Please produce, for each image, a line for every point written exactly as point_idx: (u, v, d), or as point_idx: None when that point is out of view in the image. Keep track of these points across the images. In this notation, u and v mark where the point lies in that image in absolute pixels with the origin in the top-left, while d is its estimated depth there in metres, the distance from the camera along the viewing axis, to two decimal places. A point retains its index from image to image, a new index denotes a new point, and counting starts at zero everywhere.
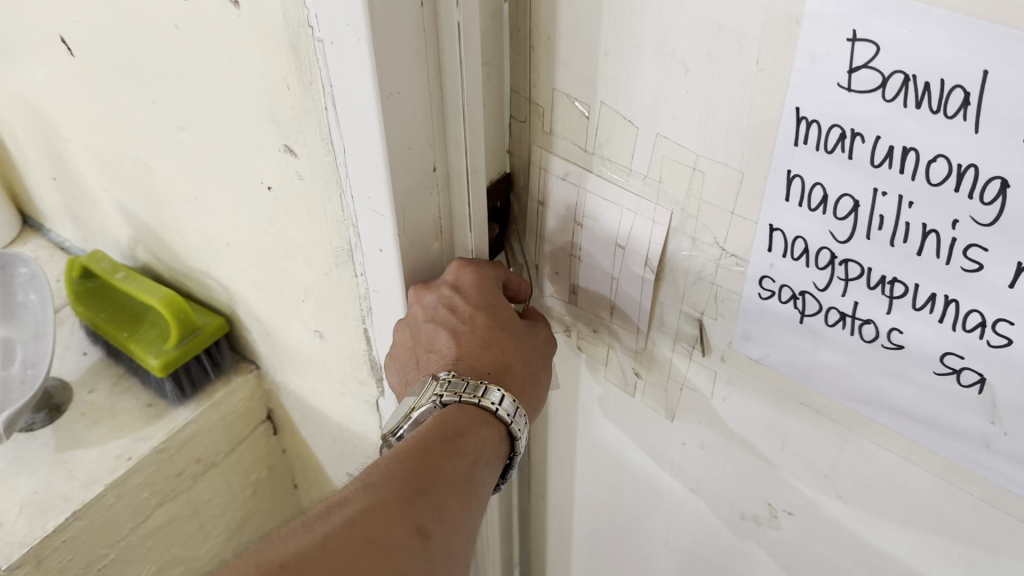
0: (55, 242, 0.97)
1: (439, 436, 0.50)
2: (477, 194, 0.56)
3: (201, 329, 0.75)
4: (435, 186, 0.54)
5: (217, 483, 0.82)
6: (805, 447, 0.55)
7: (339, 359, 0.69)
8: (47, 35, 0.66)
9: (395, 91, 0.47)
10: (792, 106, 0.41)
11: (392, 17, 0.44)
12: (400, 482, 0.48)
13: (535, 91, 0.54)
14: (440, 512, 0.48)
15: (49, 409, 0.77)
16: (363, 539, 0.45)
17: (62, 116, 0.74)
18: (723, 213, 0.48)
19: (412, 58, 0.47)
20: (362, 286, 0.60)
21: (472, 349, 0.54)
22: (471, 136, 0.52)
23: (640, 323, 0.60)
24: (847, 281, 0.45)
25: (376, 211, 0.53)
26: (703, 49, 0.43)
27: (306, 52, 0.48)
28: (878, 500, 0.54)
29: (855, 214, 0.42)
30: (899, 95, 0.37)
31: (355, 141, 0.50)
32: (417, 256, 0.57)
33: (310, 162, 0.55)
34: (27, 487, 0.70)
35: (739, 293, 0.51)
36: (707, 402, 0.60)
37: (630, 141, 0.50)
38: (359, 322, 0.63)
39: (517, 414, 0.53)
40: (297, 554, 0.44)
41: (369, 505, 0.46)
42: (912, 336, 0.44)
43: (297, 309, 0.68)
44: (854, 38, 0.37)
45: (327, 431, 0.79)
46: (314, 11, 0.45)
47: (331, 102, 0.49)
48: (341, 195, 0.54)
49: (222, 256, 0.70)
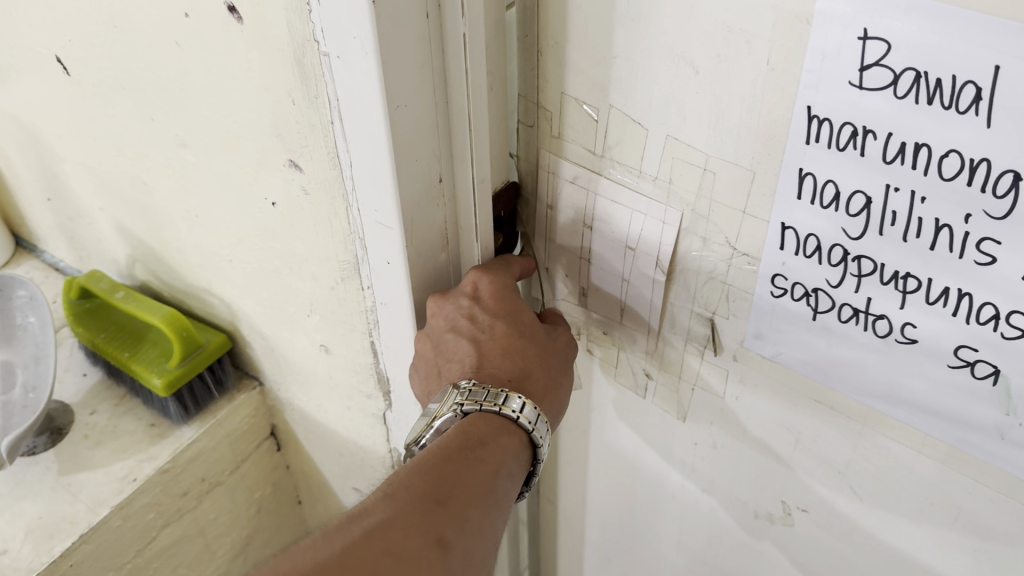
0: (50, 263, 0.96)
1: (459, 447, 0.50)
2: (483, 204, 0.55)
3: (203, 348, 0.74)
4: (441, 198, 0.54)
5: (222, 501, 0.81)
6: (818, 443, 0.56)
7: (345, 373, 0.68)
8: (42, 55, 0.66)
9: (402, 103, 0.47)
10: (803, 105, 0.41)
11: (398, 29, 0.44)
12: (420, 492, 0.47)
13: (545, 95, 0.54)
14: (462, 522, 0.47)
15: (51, 432, 0.76)
16: (382, 550, 0.45)
17: (57, 135, 0.73)
18: (734, 212, 0.48)
19: (416, 70, 0.47)
20: (369, 299, 0.60)
21: (492, 358, 0.54)
22: (477, 146, 0.52)
23: (651, 324, 0.60)
24: (860, 277, 0.45)
25: (383, 224, 0.53)
26: (713, 50, 0.43)
27: (312, 67, 0.48)
28: (893, 495, 0.54)
29: (867, 211, 0.42)
30: (911, 92, 0.37)
31: (362, 153, 0.50)
32: (426, 267, 0.56)
33: (314, 176, 0.54)
34: (31, 511, 0.69)
35: (751, 292, 0.51)
36: (719, 402, 0.60)
37: (639, 144, 0.50)
38: (366, 335, 0.63)
39: (539, 421, 0.52)
40: (315, 564, 0.43)
41: (389, 515, 0.46)
42: (925, 330, 0.44)
43: (302, 324, 0.67)
44: (865, 36, 0.37)
45: (334, 445, 0.78)
46: (320, 26, 0.45)
47: (337, 116, 0.49)
48: (347, 208, 0.54)
49: (223, 273, 0.70)
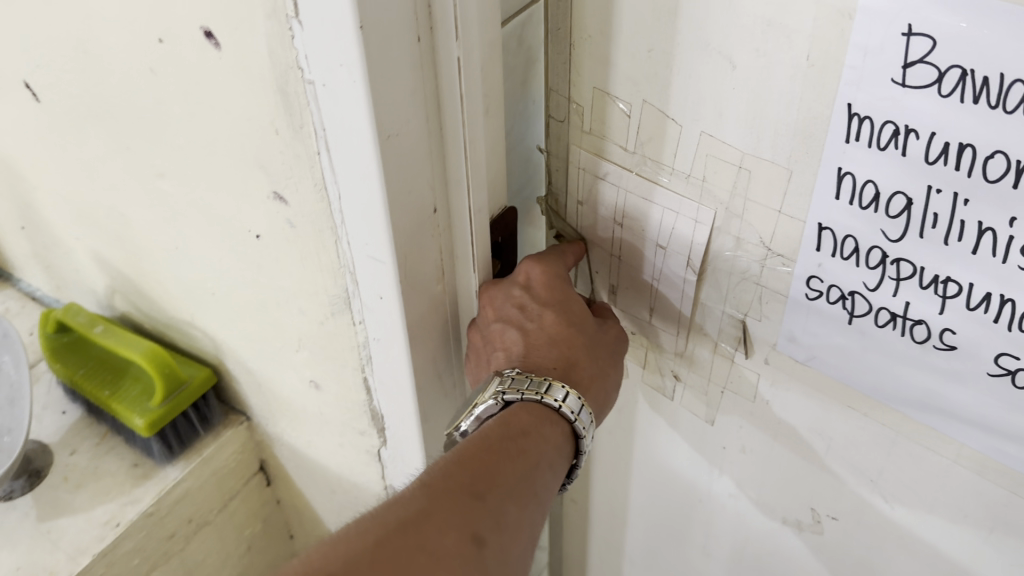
0: (26, 292, 0.92)
1: (501, 437, 0.49)
2: (481, 230, 0.52)
3: (186, 384, 0.70)
4: (436, 228, 0.51)
5: (210, 542, 0.78)
6: (850, 450, 0.53)
7: (337, 409, 0.65)
8: (10, 79, 0.62)
9: (394, 131, 0.44)
10: (843, 102, 0.38)
11: (387, 52, 0.41)
12: (457, 484, 0.46)
13: (574, 90, 0.51)
14: (499, 516, 0.46)
15: (29, 475, 0.72)
16: (415, 546, 0.43)
17: (29, 162, 0.70)
18: (770, 212, 0.46)
19: (410, 95, 0.44)
20: (361, 334, 0.57)
21: (540, 347, 0.53)
22: (473, 173, 0.49)
23: (680, 325, 0.57)
24: (898, 281, 0.43)
25: (376, 258, 0.49)
26: (751, 45, 0.40)
27: (296, 95, 0.45)
28: (926, 507, 0.51)
29: (907, 212, 0.40)
30: (956, 91, 0.34)
31: (351, 188, 0.47)
32: (423, 297, 0.53)
33: (300, 209, 0.51)
34: (8, 563, 0.66)
35: (786, 294, 0.48)
36: (750, 406, 0.57)
37: (671, 140, 0.47)
38: (359, 371, 0.60)
39: (582, 412, 0.51)
40: (347, 560, 0.42)
41: (424, 508, 0.45)
42: (966, 335, 0.42)
43: (290, 359, 0.64)
44: (909, 33, 0.34)
45: (324, 481, 0.75)
46: (304, 53, 0.42)
47: (324, 146, 0.46)
48: (337, 242, 0.51)
49: (207, 306, 0.66)
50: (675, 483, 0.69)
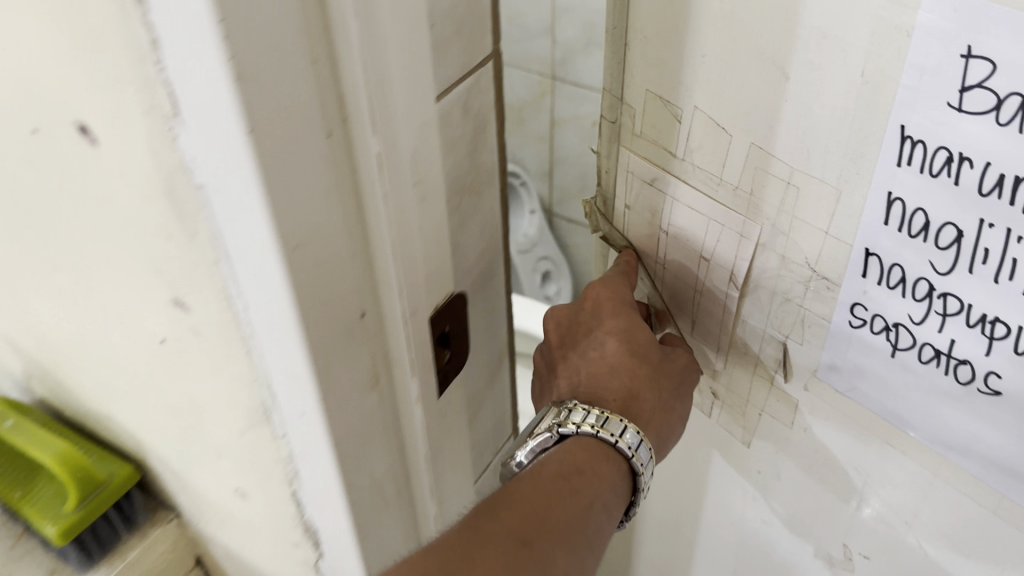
0: None
1: (648, 344, 0.56)
2: (415, 311, 0.50)
3: (105, 485, 0.76)
4: (366, 332, 0.49)
5: None
6: (888, 485, 0.51)
7: (267, 522, 0.66)
8: None
9: (300, 242, 0.40)
10: (897, 124, 0.38)
11: (302, 118, 0.38)
12: (616, 396, 0.55)
13: (630, 93, 0.52)
14: (655, 405, 0.55)
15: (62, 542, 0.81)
16: (572, 471, 0.52)
17: None
18: (817, 232, 0.45)
19: (322, 169, 0.40)
20: (283, 448, 0.54)
21: (603, 374, 0.56)
22: (397, 251, 0.46)
23: (721, 342, 0.57)
24: (944, 316, 0.42)
25: (291, 376, 0.46)
26: (807, 57, 0.40)
27: (185, 196, 0.41)
28: (957, 552, 0.50)
29: (957, 245, 0.39)
30: (1015, 120, 0.34)
31: (265, 325, 0.44)
32: (350, 379, 0.49)
33: (204, 320, 0.48)
34: None
35: (830, 319, 0.48)
36: (787, 432, 0.56)
37: (722, 150, 0.48)
38: (285, 484, 0.58)
39: (640, 448, 0.53)
40: (509, 490, 0.51)
41: (580, 430, 0.54)
42: (1011, 381, 0.41)
43: (215, 468, 0.64)
44: (968, 55, 0.34)
45: None
46: (201, 180, 0.39)
47: (222, 256, 0.42)
48: (252, 364, 0.48)
49: (120, 401, 0.66)
50: (706, 504, 0.69)
